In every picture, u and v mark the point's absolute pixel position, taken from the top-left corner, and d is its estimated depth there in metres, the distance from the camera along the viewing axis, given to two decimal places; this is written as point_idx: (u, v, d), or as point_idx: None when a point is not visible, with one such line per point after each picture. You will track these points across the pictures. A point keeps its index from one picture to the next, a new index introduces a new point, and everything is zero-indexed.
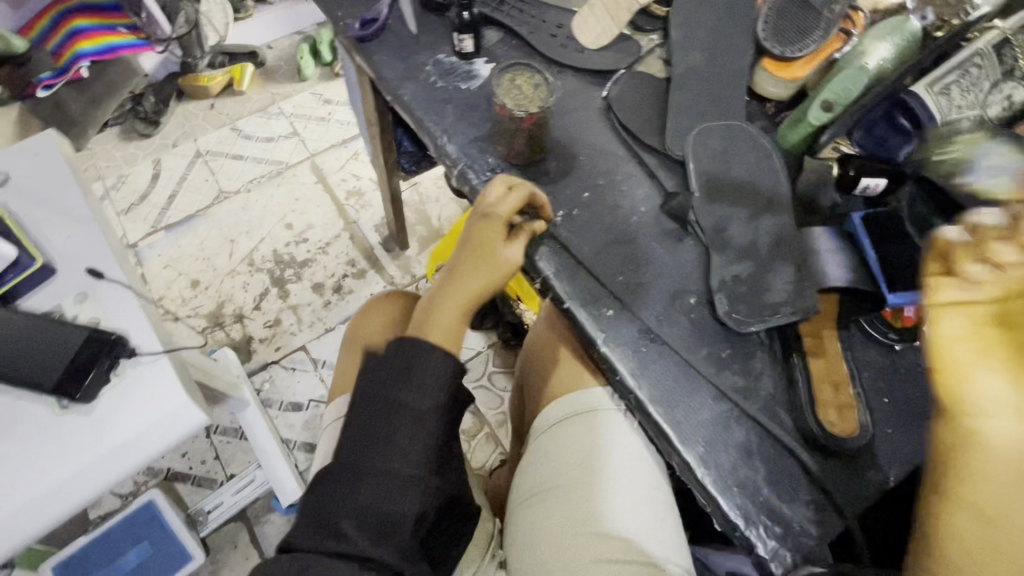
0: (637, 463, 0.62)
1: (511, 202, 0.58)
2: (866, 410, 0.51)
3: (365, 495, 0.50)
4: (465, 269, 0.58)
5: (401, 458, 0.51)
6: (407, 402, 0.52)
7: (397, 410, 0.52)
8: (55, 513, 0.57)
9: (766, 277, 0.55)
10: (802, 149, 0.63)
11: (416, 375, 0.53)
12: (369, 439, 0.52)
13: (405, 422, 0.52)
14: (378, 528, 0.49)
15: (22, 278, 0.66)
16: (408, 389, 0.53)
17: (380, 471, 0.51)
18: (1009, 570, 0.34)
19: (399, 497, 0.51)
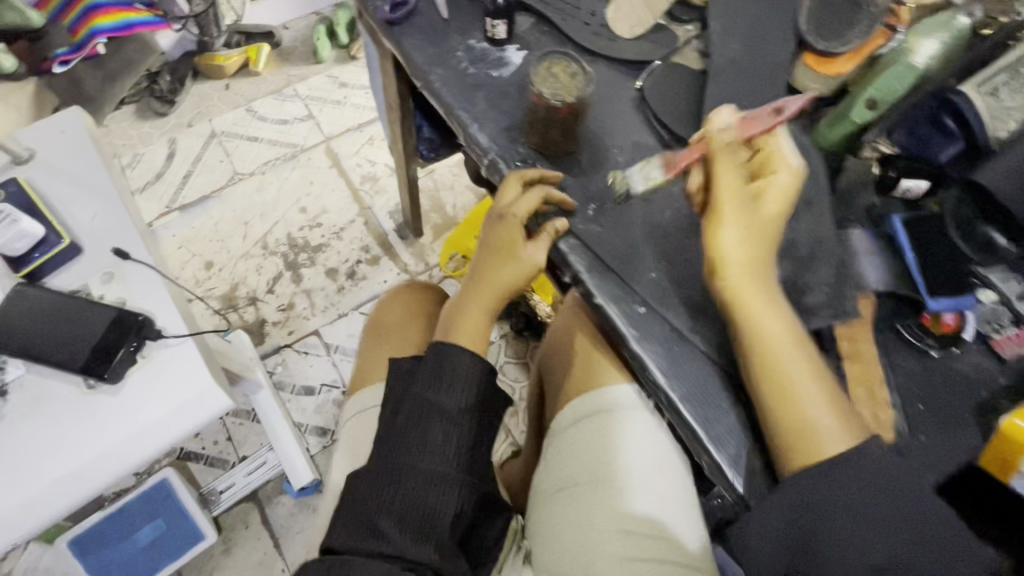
0: (662, 456, 0.62)
1: (530, 203, 0.59)
2: (901, 417, 0.50)
3: (403, 493, 0.55)
4: (488, 273, 0.61)
5: (436, 459, 0.56)
6: (437, 406, 0.57)
7: (429, 416, 0.57)
8: (81, 493, 0.57)
9: (804, 278, 0.54)
10: (843, 148, 0.61)
11: (446, 383, 0.58)
12: (404, 442, 0.57)
13: (437, 425, 0.57)
14: (417, 527, 0.54)
15: (50, 256, 0.66)
16: (438, 397, 0.57)
17: (416, 471, 0.56)
18: (775, 384, 0.48)
19: (437, 496, 0.55)
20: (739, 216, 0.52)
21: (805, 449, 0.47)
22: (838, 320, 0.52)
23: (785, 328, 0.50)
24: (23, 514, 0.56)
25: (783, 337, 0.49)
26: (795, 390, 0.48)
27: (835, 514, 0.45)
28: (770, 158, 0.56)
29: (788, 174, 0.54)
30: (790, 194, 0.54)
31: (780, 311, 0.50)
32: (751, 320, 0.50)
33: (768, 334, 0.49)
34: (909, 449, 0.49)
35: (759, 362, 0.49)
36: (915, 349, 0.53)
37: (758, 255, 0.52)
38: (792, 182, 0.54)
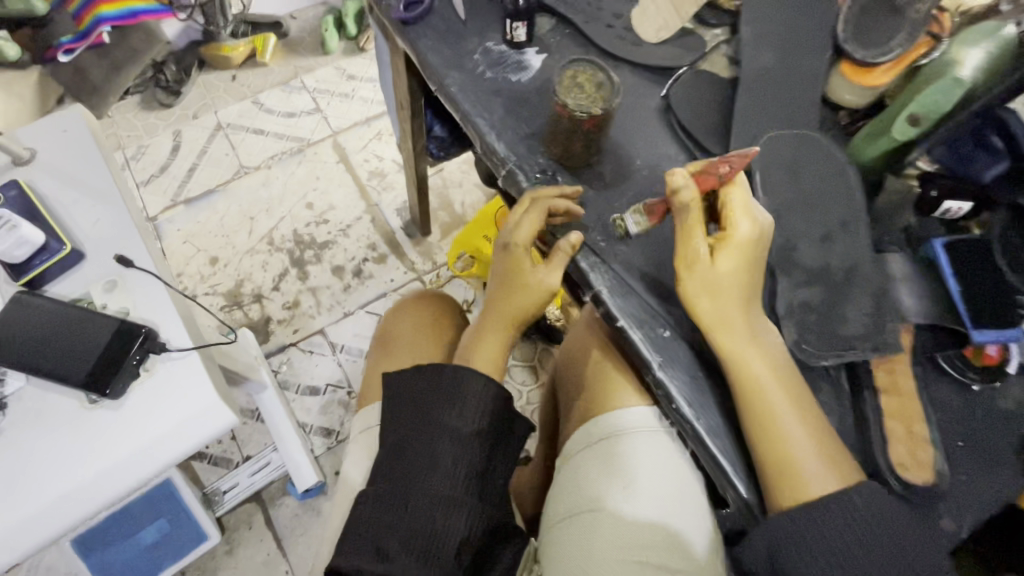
0: (682, 483, 0.59)
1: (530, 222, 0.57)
2: (941, 455, 0.47)
3: (411, 513, 0.53)
4: (500, 298, 0.60)
5: (446, 481, 0.54)
6: (448, 426, 0.55)
7: (440, 436, 0.55)
8: (81, 512, 0.55)
9: (840, 306, 0.51)
10: (882, 164, 0.58)
11: (459, 403, 0.56)
12: (414, 462, 0.55)
13: (447, 446, 0.55)
14: (423, 551, 0.51)
15: (52, 263, 0.63)
16: (450, 416, 0.56)
17: (424, 493, 0.53)
18: (763, 423, 0.48)
19: (444, 518, 0.53)
20: (701, 290, 0.51)
21: (789, 487, 0.46)
22: (876, 351, 0.49)
23: (768, 365, 0.49)
24: (24, 532, 0.54)
25: (767, 374, 0.49)
26: (780, 428, 0.47)
27: (814, 555, 0.44)
28: (731, 210, 0.52)
29: (750, 227, 0.52)
30: (757, 249, 0.51)
31: (766, 345, 0.50)
32: (732, 360, 0.49)
33: (751, 371, 0.49)
34: (948, 489, 0.47)
35: (743, 397, 0.49)
36: (957, 383, 0.50)
37: (729, 319, 0.50)
38: (757, 239, 0.51)
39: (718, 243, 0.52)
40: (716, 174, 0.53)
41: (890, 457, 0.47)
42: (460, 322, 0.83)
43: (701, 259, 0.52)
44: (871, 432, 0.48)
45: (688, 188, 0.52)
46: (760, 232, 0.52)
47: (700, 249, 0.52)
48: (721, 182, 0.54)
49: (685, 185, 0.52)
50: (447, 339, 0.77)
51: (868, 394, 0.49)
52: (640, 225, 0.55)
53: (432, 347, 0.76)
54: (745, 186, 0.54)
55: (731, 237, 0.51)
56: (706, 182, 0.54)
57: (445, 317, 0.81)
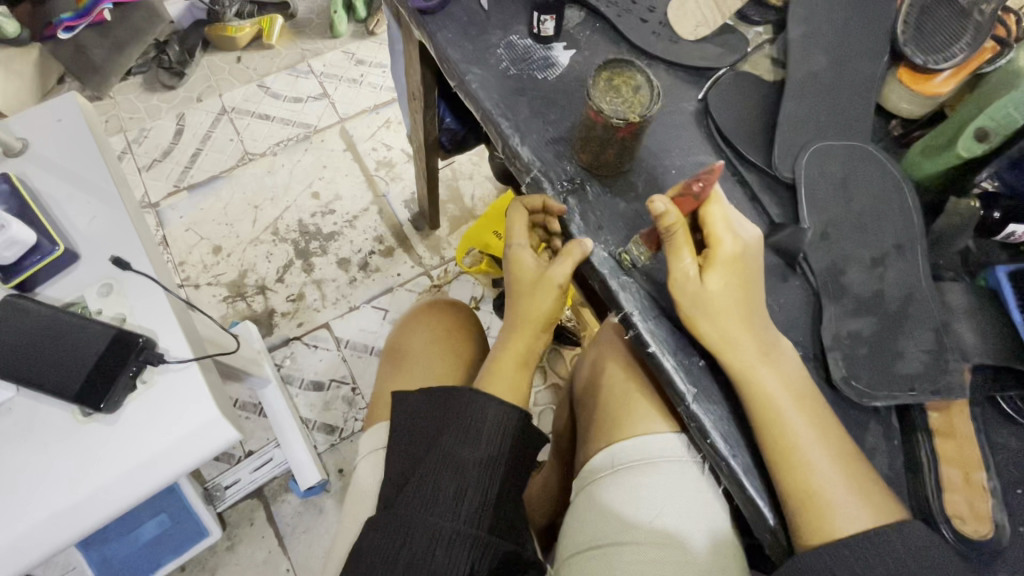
0: (707, 522, 0.55)
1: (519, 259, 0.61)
2: (1002, 506, 0.44)
3: (411, 547, 0.50)
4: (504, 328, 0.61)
5: (451, 513, 0.51)
6: (460, 456, 0.53)
7: (449, 465, 0.52)
8: (73, 531, 0.52)
9: (895, 340, 0.48)
10: (936, 183, 0.54)
11: (474, 432, 0.53)
12: (420, 490, 0.52)
13: (456, 476, 0.52)
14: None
15: (42, 265, 0.59)
16: (461, 445, 0.53)
17: (429, 525, 0.50)
18: (797, 462, 0.44)
19: (444, 553, 0.49)
20: (699, 313, 0.47)
21: (817, 524, 0.43)
22: (936, 394, 0.46)
23: (790, 392, 0.46)
24: (14, 551, 0.51)
25: (789, 401, 0.45)
26: (804, 460, 0.44)
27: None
28: (714, 228, 0.48)
29: (734, 243, 0.48)
30: (748, 264, 0.48)
31: (784, 367, 0.46)
32: (744, 384, 0.46)
33: (771, 399, 0.45)
34: (1009, 544, 0.44)
35: (764, 427, 0.45)
36: (1018, 426, 0.47)
37: (734, 337, 0.46)
38: (746, 251, 0.48)
39: (706, 262, 0.48)
40: (692, 194, 0.48)
41: (947, 508, 0.44)
42: (475, 333, 0.79)
43: (690, 279, 0.48)
44: (925, 479, 0.45)
45: (672, 213, 0.47)
46: (745, 247, 0.48)
47: (687, 269, 0.48)
48: (700, 202, 0.49)
49: (668, 211, 0.47)
50: (461, 355, 0.74)
51: (923, 436, 0.45)
52: (642, 254, 0.52)
53: (445, 362, 0.72)
54: (722, 198, 0.49)
55: (720, 254, 0.48)
56: (685, 204, 0.50)
57: (460, 329, 0.77)
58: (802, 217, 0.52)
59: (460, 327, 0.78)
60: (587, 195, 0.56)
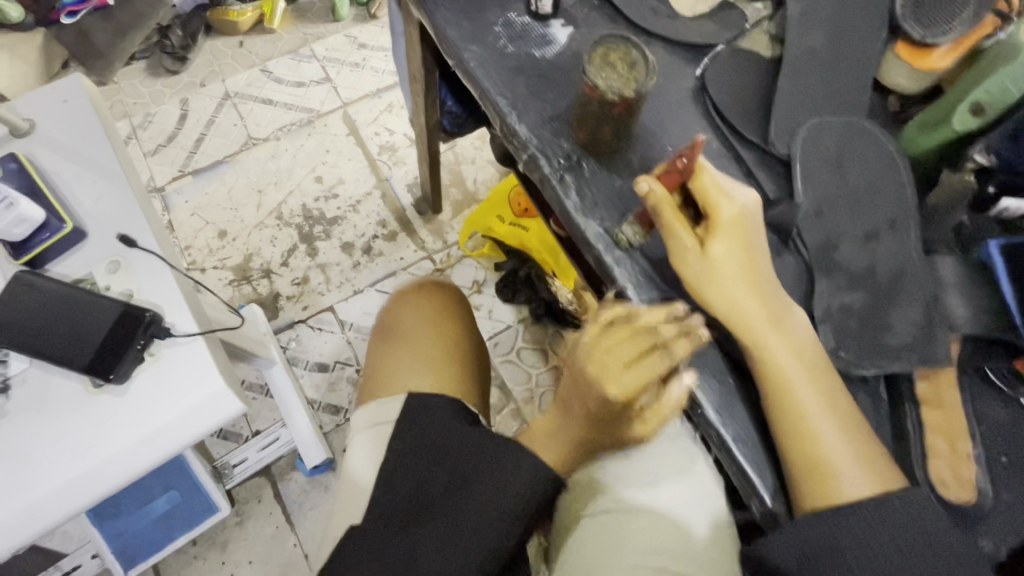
0: (692, 484, 0.59)
1: (647, 366, 0.47)
2: (985, 472, 0.45)
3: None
4: (596, 416, 0.50)
5: (456, 555, 0.49)
6: (482, 503, 0.50)
7: (469, 507, 0.50)
8: (84, 499, 0.54)
9: (884, 313, 0.48)
10: (934, 158, 0.54)
11: (501, 479, 0.51)
12: (433, 523, 0.51)
13: (475, 523, 0.50)
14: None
15: (51, 242, 0.61)
16: (486, 489, 0.51)
17: (431, 557, 0.49)
18: (800, 429, 0.45)
19: None
20: (706, 283, 0.48)
21: (822, 489, 0.44)
22: (922, 364, 0.47)
23: (798, 358, 0.46)
24: (31, 515, 0.53)
25: (798, 368, 0.46)
26: (811, 428, 0.45)
27: (838, 564, 0.42)
28: (710, 196, 0.49)
29: (734, 211, 0.49)
30: (747, 229, 0.49)
31: (794, 334, 0.47)
32: (755, 352, 0.47)
33: (780, 366, 0.46)
34: (990, 510, 0.45)
35: (773, 395, 0.46)
36: (1009, 398, 0.48)
37: (742, 304, 0.47)
38: (743, 216, 0.49)
39: (708, 231, 0.49)
40: (677, 171, 0.50)
41: (931, 473, 0.46)
42: (464, 312, 0.81)
43: (690, 252, 0.49)
44: (911, 446, 0.46)
45: (657, 192, 0.48)
46: (749, 217, 0.49)
47: (685, 242, 0.49)
48: (689, 175, 0.50)
49: (653, 190, 0.48)
50: (450, 334, 0.75)
51: (910, 406, 0.47)
52: (638, 235, 0.53)
53: (434, 342, 0.74)
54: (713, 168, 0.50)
55: (718, 221, 0.48)
56: (672, 181, 0.51)
57: (448, 309, 0.78)
58: (796, 193, 0.53)
59: (449, 308, 0.79)
60: (584, 172, 0.56)
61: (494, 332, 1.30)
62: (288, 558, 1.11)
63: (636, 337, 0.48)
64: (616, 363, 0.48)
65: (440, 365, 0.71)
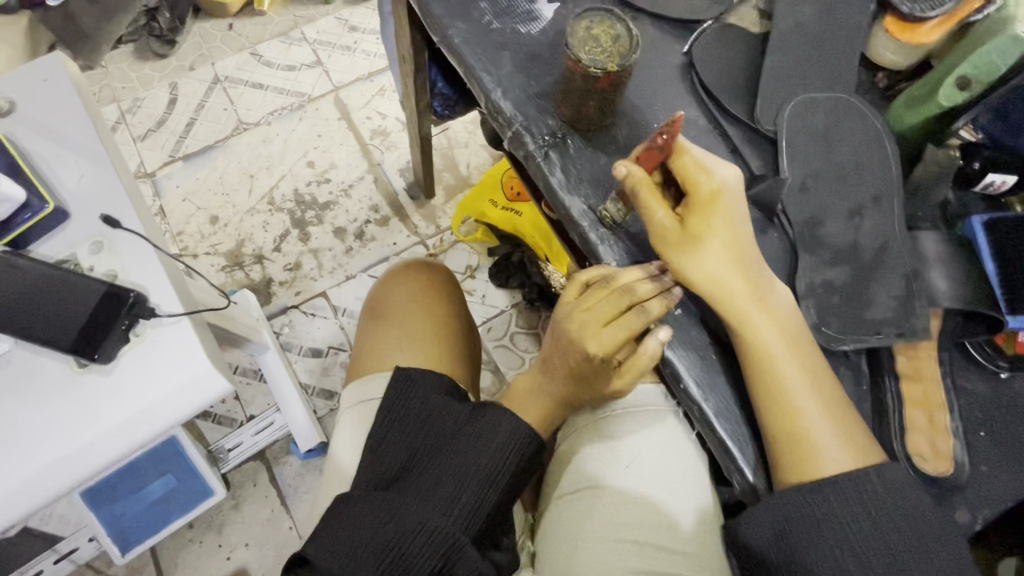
0: (675, 459, 0.59)
1: (623, 324, 0.49)
2: (963, 446, 0.46)
3: (391, 531, 0.48)
4: (577, 372, 0.53)
5: (438, 510, 0.49)
6: (465, 461, 0.51)
7: (453, 465, 0.51)
8: (73, 477, 0.54)
9: (866, 288, 0.48)
10: (923, 134, 0.54)
11: (485, 440, 0.52)
12: (418, 482, 0.51)
13: (459, 479, 0.51)
14: (391, 567, 0.47)
15: (34, 222, 0.60)
16: (470, 448, 0.52)
17: (415, 512, 0.49)
18: (781, 404, 0.45)
19: (421, 547, 0.48)
20: (689, 261, 0.48)
21: (802, 462, 0.44)
22: (902, 338, 0.47)
23: (781, 333, 0.47)
24: (21, 493, 0.53)
25: (781, 343, 0.46)
26: (794, 404, 0.45)
27: (814, 536, 0.43)
28: (690, 174, 0.49)
29: (714, 190, 0.48)
30: (729, 205, 0.48)
31: (778, 311, 0.47)
32: (739, 328, 0.47)
33: (763, 341, 0.46)
34: (966, 480, 0.46)
35: (757, 372, 0.46)
36: (985, 371, 0.49)
37: (725, 281, 0.47)
38: (724, 192, 0.48)
39: (689, 208, 0.49)
40: (658, 147, 0.48)
41: (909, 445, 0.46)
42: (452, 293, 0.81)
43: (670, 232, 0.48)
44: (891, 420, 0.47)
45: (636, 174, 0.48)
46: (732, 194, 0.49)
47: (663, 221, 0.48)
48: (669, 153, 0.49)
49: (631, 174, 0.48)
50: (437, 313, 0.75)
51: (890, 379, 0.47)
52: (621, 212, 0.52)
53: (420, 321, 0.74)
54: (690, 147, 0.49)
55: (698, 199, 0.48)
56: (652, 158, 0.49)
57: (436, 289, 0.78)
58: (782, 168, 0.52)
59: (436, 288, 0.79)
60: (569, 149, 0.56)
61: (488, 316, 1.30)
62: (284, 540, 1.12)
63: (615, 296, 0.49)
64: (594, 320, 0.50)
65: (426, 344, 0.71)
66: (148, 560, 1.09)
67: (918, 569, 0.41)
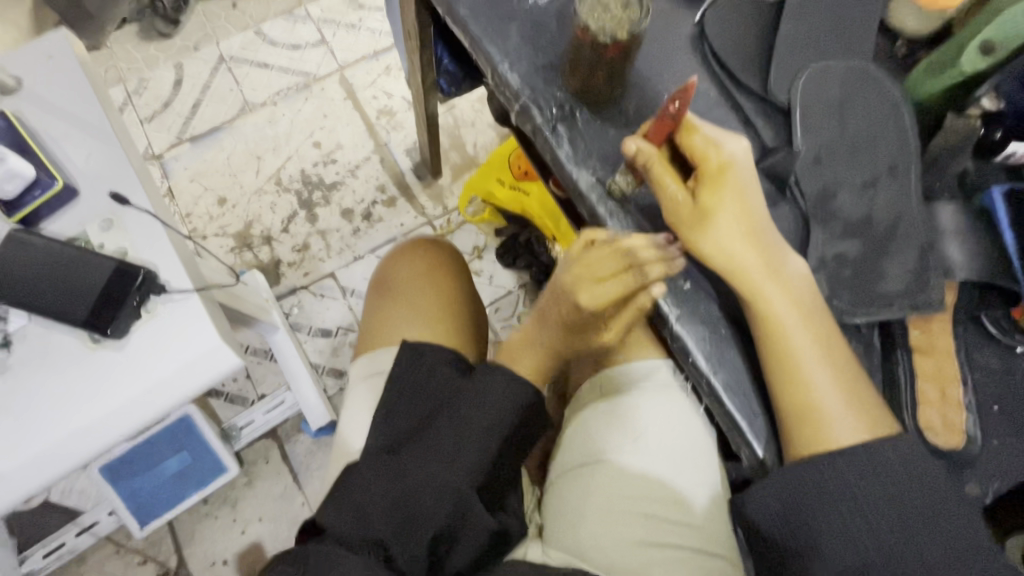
0: (679, 429, 0.59)
1: (616, 283, 0.48)
2: (976, 421, 0.46)
3: (400, 489, 0.50)
4: (568, 326, 0.53)
5: (444, 467, 0.50)
6: (466, 416, 0.52)
7: (454, 425, 0.52)
8: (93, 448, 0.56)
9: (880, 261, 0.48)
10: (942, 102, 0.52)
11: (481, 395, 0.52)
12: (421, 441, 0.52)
13: (461, 434, 0.51)
14: (402, 523, 0.49)
15: (43, 200, 0.61)
16: (470, 407, 0.52)
17: (420, 472, 0.50)
18: (794, 376, 0.45)
19: (430, 502, 0.49)
20: (701, 235, 0.47)
21: (813, 435, 0.44)
22: (914, 310, 0.46)
23: (795, 305, 0.46)
24: (44, 463, 0.55)
25: (794, 315, 0.45)
26: (806, 376, 0.45)
27: (826, 506, 0.43)
28: (699, 146, 0.48)
29: (724, 162, 0.47)
30: (738, 176, 0.47)
31: (790, 282, 0.46)
32: (752, 301, 0.46)
33: (778, 314, 0.46)
34: (978, 454, 0.46)
35: (769, 346, 0.46)
36: (1001, 345, 0.48)
37: (738, 254, 0.47)
38: (734, 165, 0.48)
39: (699, 181, 0.48)
40: (669, 118, 0.46)
41: (921, 420, 0.46)
42: (458, 269, 0.80)
43: (682, 206, 0.48)
44: (902, 394, 0.46)
45: (646, 150, 0.47)
46: (740, 165, 0.48)
47: (676, 194, 0.48)
48: (680, 126, 0.47)
49: (641, 150, 0.47)
50: (443, 289, 0.75)
51: (902, 354, 0.47)
52: (631, 184, 0.52)
53: (425, 296, 0.74)
54: (698, 122, 0.48)
55: (708, 172, 0.47)
56: (663, 128, 0.48)
57: (442, 266, 0.78)
58: (795, 140, 0.51)
59: (442, 265, 0.78)
60: (577, 122, 0.55)
61: (495, 297, 1.30)
62: (297, 515, 1.14)
63: (616, 254, 0.48)
64: (588, 276, 0.49)
65: (430, 320, 0.71)
66: (165, 533, 1.12)
67: (929, 538, 0.42)
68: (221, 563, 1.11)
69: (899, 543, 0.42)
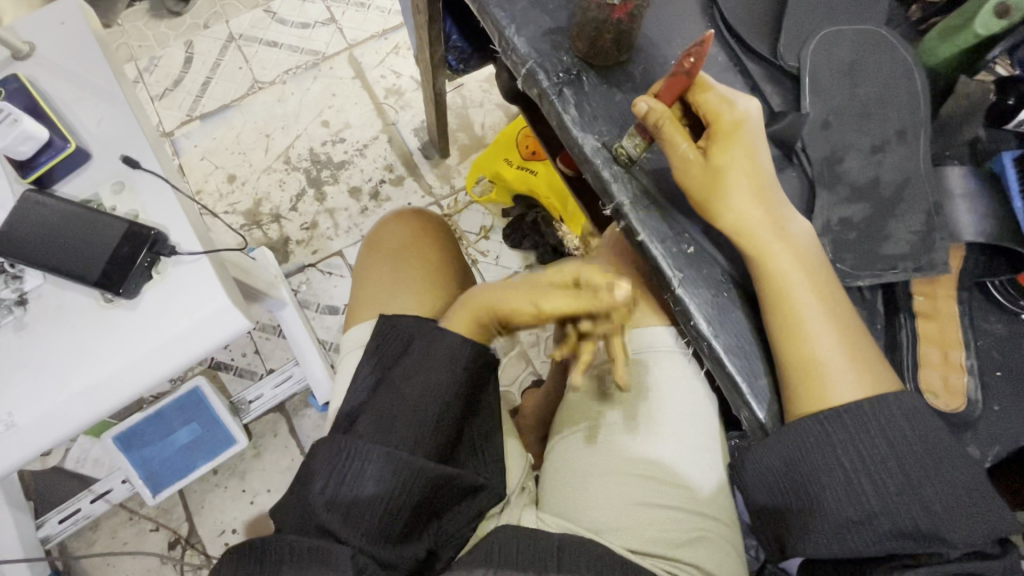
0: (682, 395, 0.60)
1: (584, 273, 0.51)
2: (977, 384, 0.47)
3: (357, 468, 0.50)
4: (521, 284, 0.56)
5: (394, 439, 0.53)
6: (413, 391, 0.55)
7: (403, 397, 0.54)
8: (108, 403, 0.57)
9: (885, 224, 0.48)
10: (954, 66, 0.51)
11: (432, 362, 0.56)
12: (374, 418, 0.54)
13: (415, 407, 0.54)
14: (348, 510, 0.49)
15: (56, 161, 0.62)
16: (414, 378, 0.55)
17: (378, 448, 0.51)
18: (797, 335, 0.45)
19: (377, 477, 0.50)
20: (712, 193, 0.47)
21: (816, 393, 0.44)
22: (918, 271, 0.46)
23: (800, 265, 0.46)
24: (59, 416, 0.56)
25: (799, 274, 0.46)
26: (809, 333, 0.45)
27: (829, 459, 0.44)
28: (711, 104, 0.47)
29: (738, 119, 0.47)
30: (750, 135, 0.47)
31: (796, 241, 0.46)
32: (758, 260, 0.47)
33: (783, 272, 0.46)
34: (977, 416, 0.47)
35: (773, 304, 0.46)
36: (1005, 311, 0.50)
37: (746, 213, 0.47)
38: (747, 122, 0.47)
39: (711, 139, 0.48)
40: (684, 73, 0.45)
41: (923, 382, 0.47)
42: (445, 238, 0.81)
43: (693, 164, 0.47)
44: (905, 355, 0.47)
45: (657, 109, 0.46)
46: (750, 122, 0.47)
47: (687, 152, 0.47)
48: (693, 83, 0.47)
49: (652, 109, 0.47)
50: (432, 259, 0.76)
51: (905, 318, 0.47)
52: (638, 147, 0.50)
53: (412, 262, 0.75)
54: (711, 80, 0.48)
55: (721, 129, 0.47)
56: (677, 85, 0.47)
57: (426, 233, 0.79)
58: (805, 104, 0.51)
59: (427, 232, 0.79)
60: (583, 86, 0.54)
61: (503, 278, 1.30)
62: None
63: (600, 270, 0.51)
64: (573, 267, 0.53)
65: (421, 289, 0.73)
66: (177, 502, 1.15)
67: (934, 491, 0.42)
68: (230, 531, 1.13)
69: (903, 498, 0.42)
